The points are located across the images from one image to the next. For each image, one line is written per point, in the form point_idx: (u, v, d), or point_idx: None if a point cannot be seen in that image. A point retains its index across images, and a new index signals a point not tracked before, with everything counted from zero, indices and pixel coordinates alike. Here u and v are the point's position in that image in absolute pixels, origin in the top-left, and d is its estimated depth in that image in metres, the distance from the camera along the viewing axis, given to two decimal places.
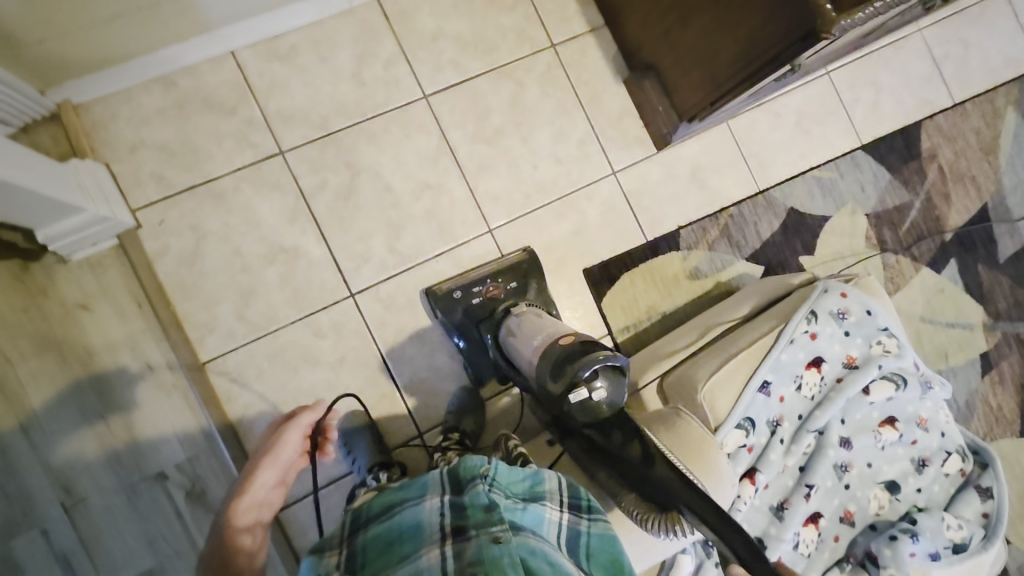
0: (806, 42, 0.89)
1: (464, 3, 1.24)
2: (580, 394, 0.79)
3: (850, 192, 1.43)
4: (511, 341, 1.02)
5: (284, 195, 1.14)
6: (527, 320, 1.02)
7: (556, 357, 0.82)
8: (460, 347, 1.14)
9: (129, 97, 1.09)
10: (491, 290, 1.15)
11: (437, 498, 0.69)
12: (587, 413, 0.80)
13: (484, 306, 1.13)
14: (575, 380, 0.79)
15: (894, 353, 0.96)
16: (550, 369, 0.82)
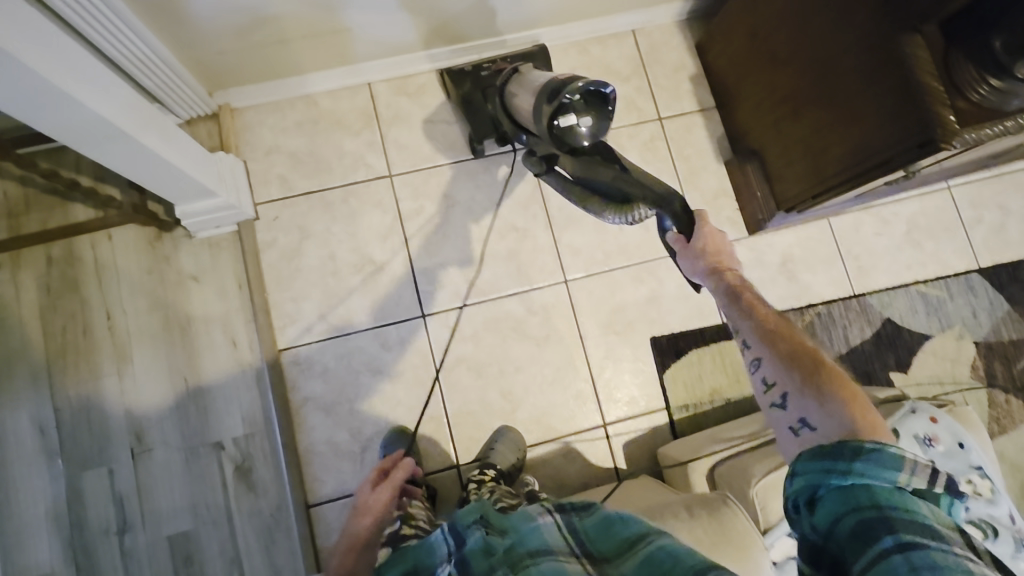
0: (921, 150, 0.87)
1: (582, 69, 1.32)
2: (568, 121, 0.84)
3: (959, 314, 1.31)
4: (510, 92, 1.05)
5: (385, 214, 1.24)
6: (530, 74, 1.01)
7: (551, 88, 0.86)
8: (468, 110, 1.22)
9: (277, 108, 1.24)
10: (498, 67, 1.21)
11: (444, 564, 0.62)
12: (572, 141, 0.85)
13: (491, 77, 1.21)
14: (563, 106, 0.83)
15: (985, 497, 0.87)
16: (543, 97, 0.87)
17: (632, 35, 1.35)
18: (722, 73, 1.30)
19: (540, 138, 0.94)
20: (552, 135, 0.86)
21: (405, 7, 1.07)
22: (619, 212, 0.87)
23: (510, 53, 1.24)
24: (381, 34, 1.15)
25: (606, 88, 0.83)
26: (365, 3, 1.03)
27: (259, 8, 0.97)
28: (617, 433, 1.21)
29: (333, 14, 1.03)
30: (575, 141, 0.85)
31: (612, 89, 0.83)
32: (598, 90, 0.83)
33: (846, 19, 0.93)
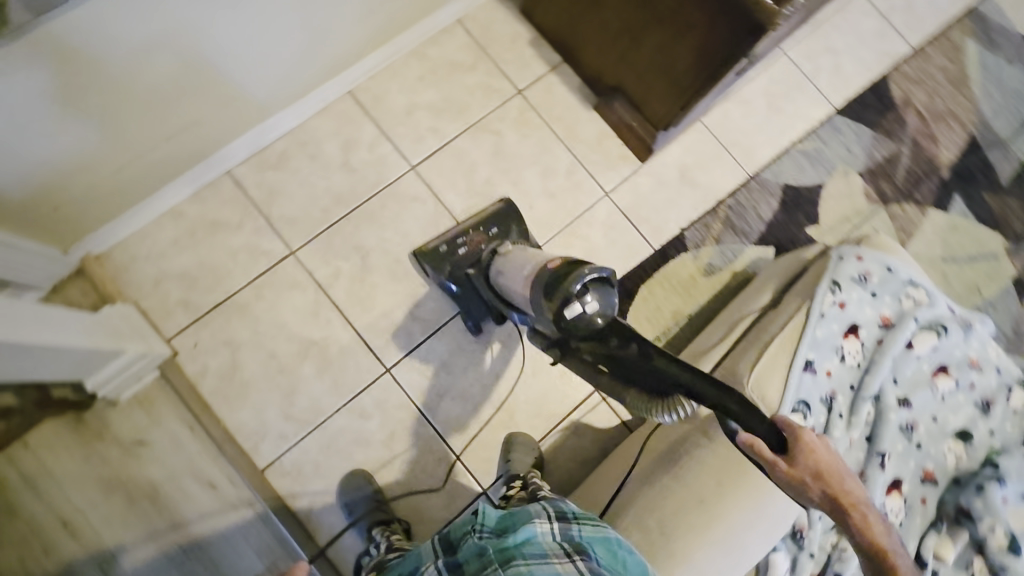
0: (754, 35, 0.95)
1: (429, 74, 1.31)
2: (575, 308, 0.77)
3: (838, 156, 1.45)
4: (500, 278, 1.06)
5: (305, 291, 1.19)
6: (514, 257, 1.05)
7: (548, 281, 0.83)
8: (453, 294, 1.18)
9: (144, 235, 1.15)
10: (475, 239, 1.18)
11: (433, 564, 0.67)
12: (587, 330, 0.77)
13: (468, 253, 1.17)
14: (568, 295, 0.78)
15: (925, 303, 0.97)
16: (544, 291, 0.82)
17: (460, 24, 1.35)
18: (556, 28, 1.33)
19: (547, 333, 0.86)
20: (560, 327, 0.79)
21: (234, 83, 1.02)
22: (663, 409, 0.71)
23: (476, 218, 1.22)
24: (220, 118, 1.08)
25: (608, 273, 0.80)
26: (193, 94, 0.97)
27: (86, 145, 0.89)
28: None
29: (165, 117, 0.97)
30: (590, 330, 0.77)
31: (610, 272, 0.81)
32: (601, 276, 0.80)
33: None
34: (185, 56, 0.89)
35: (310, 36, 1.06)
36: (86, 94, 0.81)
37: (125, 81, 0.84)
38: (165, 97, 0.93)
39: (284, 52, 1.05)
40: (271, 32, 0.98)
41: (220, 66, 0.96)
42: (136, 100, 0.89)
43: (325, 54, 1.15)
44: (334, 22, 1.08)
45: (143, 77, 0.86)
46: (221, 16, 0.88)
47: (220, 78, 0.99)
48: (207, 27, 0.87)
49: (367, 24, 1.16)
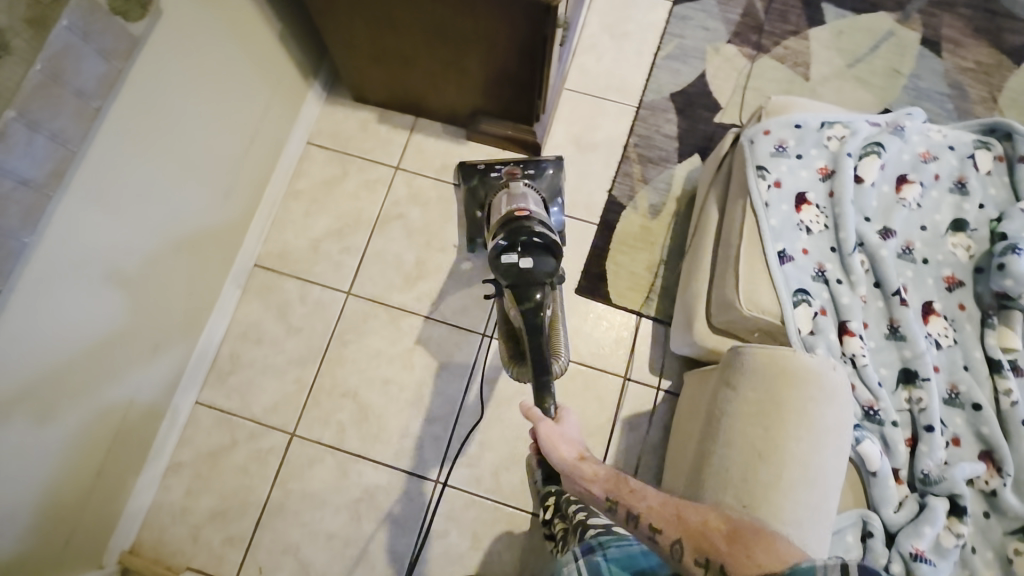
0: (549, 12, 0.94)
1: (313, 206, 1.33)
2: (513, 258, 0.83)
3: (700, 39, 1.42)
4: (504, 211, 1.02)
5: (324, 459, 1.18)
6: (523, 197, 1.01)
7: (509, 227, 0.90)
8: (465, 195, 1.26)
9: (161, 501, 1.15)
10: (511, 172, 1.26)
11: None
12: (510, 281, 0.83)
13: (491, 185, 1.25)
14: (514, 244, 0.85)
15: (848, 134, 0.94)
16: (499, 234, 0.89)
17: (311, 147, 1.37)
18: (391, 98, 1.34)
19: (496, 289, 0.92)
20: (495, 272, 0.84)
21: (153, 326, 1.05)
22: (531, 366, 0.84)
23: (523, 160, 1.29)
24: (157, 366, 1.09)
25: (557, 245, 0.86)
26: (124, 359, 1.00)
27: (59, 467, 0.91)
28: (638, 370, 1.23)
29: (114, 395, 0.99)
30: (521, 283, 0.83)
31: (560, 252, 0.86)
32: (555, 249, 0.86)
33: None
34: (96, 332, 0.92)
35: (187, 247, 1.09)
36: (63, 373, 0.87)
37: (65, 385, 0.88)
38: (103, 377, 0.96)
39: (175, 275, 1.07)
40: (156, 263, 1.01)
41: (132, 321, 0.99)
42: (84, 412, 0.93)
43: (209, 252, 1.16)
44: (199, 222, 1.10)
45: (77, 386, 0.91)
46: (106, 279, 0.91)
47: (138, 331, 1.01)
48: (100, 297, 0.91)
49: (229, 204, 1.18)
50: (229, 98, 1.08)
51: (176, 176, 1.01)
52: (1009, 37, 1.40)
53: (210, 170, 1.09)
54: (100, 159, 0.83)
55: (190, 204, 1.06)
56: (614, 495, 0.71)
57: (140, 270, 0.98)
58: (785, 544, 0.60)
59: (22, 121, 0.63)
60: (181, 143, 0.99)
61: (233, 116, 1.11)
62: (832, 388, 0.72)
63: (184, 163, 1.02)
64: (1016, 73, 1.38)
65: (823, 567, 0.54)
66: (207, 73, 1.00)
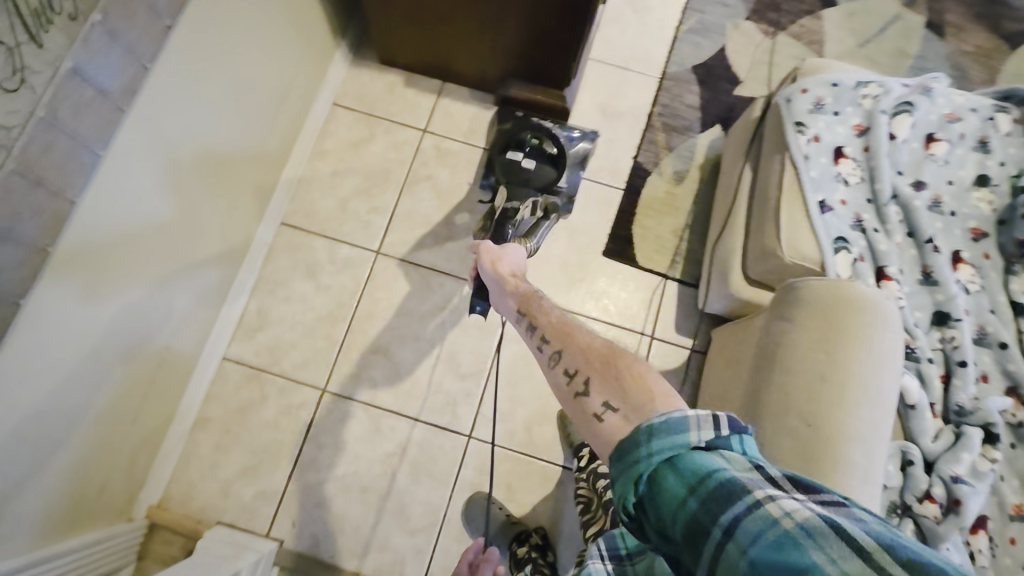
0: None
1: (341, 164, 1.32)
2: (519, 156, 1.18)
3: (720, 15, 1.47)
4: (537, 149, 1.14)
5: (356, 415, 1.17)
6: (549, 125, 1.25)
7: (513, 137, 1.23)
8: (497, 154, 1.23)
9: (188, 458, 1.13)
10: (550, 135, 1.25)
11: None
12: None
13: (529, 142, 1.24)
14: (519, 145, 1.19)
15: (882, 93, 0.99)
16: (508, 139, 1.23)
17: (338, 107, 1.35)
18: (420, 61, 1.34)
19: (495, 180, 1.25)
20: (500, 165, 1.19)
21: (188, 271, 1.02)
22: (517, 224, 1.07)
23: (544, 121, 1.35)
24: (194, 306, 1.07)
25: (565, 160, 0.92)
26: (169, 275, 0.97)
27: (99, 406, 0.88)
28: (666, 329, 1.25)
29: (150, 337, 0.97)
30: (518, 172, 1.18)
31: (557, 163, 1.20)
32: (558, 158, 0.92)
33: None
34: (145, 239, 0.89)
35: (223, 192, 1.07)
36: (113, 253, 0.82)
37: (119, 256, 0.84)
38: (143, 316, 0.93)
39: (216, 200, 1.06)
40: (194, 203, 0.99)
41: (170, 261, 0.96)
42: (131, 323, 0.91)
43: (243, 201, 1.14)
44: (235, 167, 1.08)
45: (128, 276, 0.87)
46: (152, 211, 0.89)
47: (175, 272, 0.99)
48: (146, 229, 0.88)
49: (262, 154, 1.16)
50: (268, 42, 1.06)
51: (220, 115, 0.99)
52: (1005, 24, 1.49)
53: (249, 114, 1.08)
54: (161, 84, 0.81)
55: (229, 148, 1.04)
56: (523, 307, 0.64)
57: (180, 207, 0.95)
58: (659, 380, 0.45)
59: (105, 27, 0.62)
60: (240, 60, 0.99)
61: (271, 63, 1.09)
62: (886, 314, 0.76)
63: (227, 103, 1.00)
64: (1013, 58, 1.46)
65: (693, 416, 0.40)
66: (252, 11, 0.98)
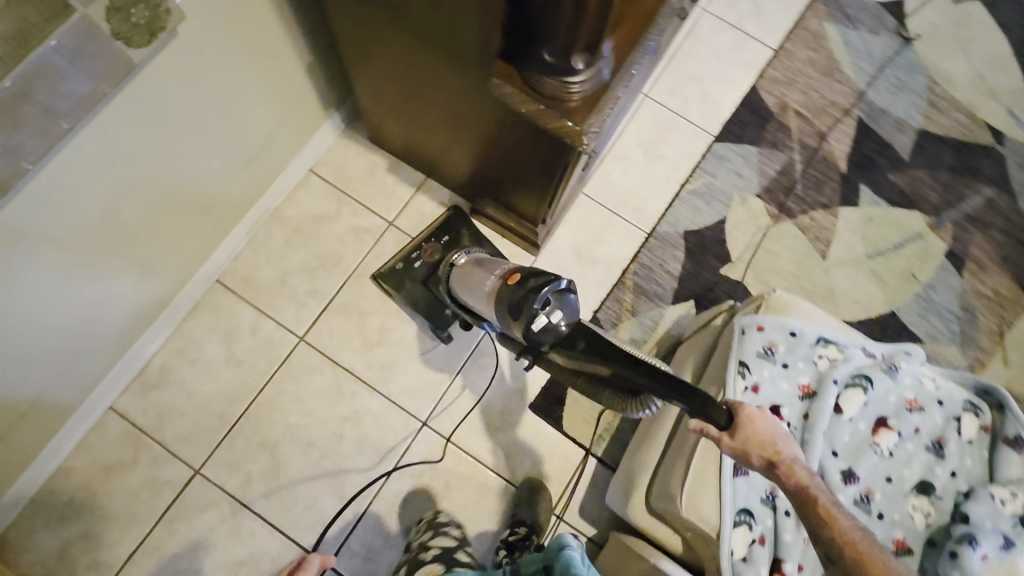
0: (568, 152, 0.86)
1: (294, 236, 1.27)
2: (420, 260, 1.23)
3: (731, 184, 1.38)
4: (461, 290, 1.07)
5: (219, 509, 1.11)
6: (470, 265, 1.09)
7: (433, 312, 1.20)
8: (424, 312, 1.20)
9: (37, 504, 1.08)
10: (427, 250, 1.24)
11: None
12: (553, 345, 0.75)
13: (424, 268, 1.22)
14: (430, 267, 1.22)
15: (841, 359, 0.90)
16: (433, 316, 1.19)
17: (313, 176, 1.31)
18: (405, 152, 1.28)
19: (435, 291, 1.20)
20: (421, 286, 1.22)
21: (85, 323, 0.98)
22: (611, 402, 0.68)
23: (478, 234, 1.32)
24: (86, 357, 1.03)
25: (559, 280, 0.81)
26: (51, 339, 0.93)
27: None
28: (567, 506, 1.17)
29: (14, 391, 0.92)
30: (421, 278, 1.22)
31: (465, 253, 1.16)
32: (568, 287, 0.81)
33: (440, 71, 0.90)
34: (15, 319, 0.84)
35: (150, 245, 1.02)
36: None
37: None
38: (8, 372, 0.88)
39: (134, 260, 1.01)
40: (107, 262, 0.95)
41: (61, 318, 0.92)
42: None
43: (176, 253, 1.10)
44: (169, 228, 1.04)
45: None
46: (47, 269, 0.85)
47: (68, 324, 0.95)
48: (32, 289, 0.84)
49: (205, 218, 1.12)
50: (232, 105, 1.01)
51: (155, 175, 0.95)
52: None
53: (194, 174, 1.03)
54: (69, 153, 0.77)
55: (165, 205, 1.00)
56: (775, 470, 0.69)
57: (86, 264, 0.91)
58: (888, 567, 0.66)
59: None
60: (180, 130, 0.94)
61: (234, 133, 1.06)
62: None
63: (167, 170, 0.96)
64: None
65: None
66: (213, 79, 0.94)
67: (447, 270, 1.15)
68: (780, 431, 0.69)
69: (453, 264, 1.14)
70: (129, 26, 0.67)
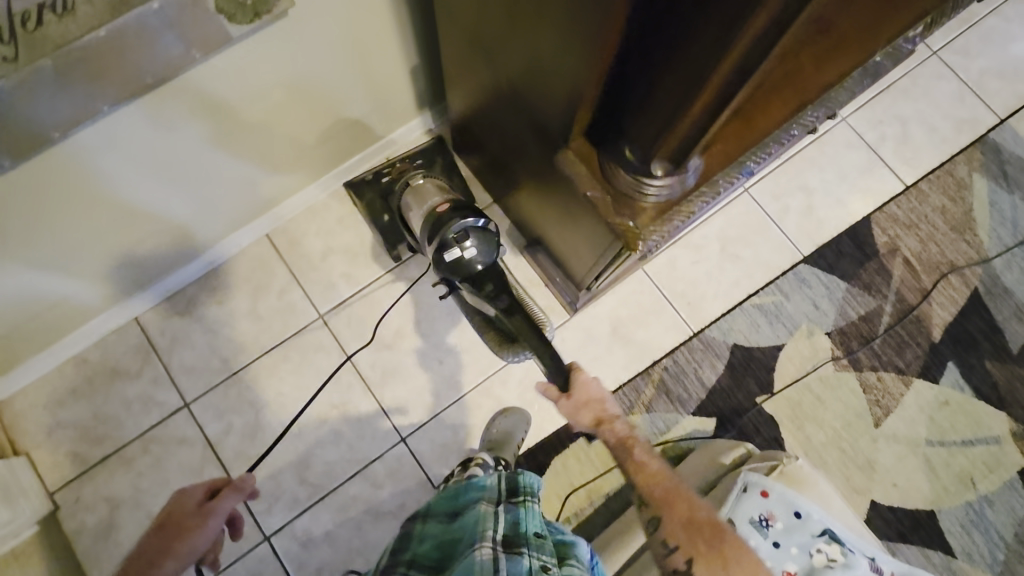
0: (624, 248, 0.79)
1: (350, 216, 1.27)
2: (388, 174, 1.24)
3: (802, 311, 1.27)
4: (407, 204, 1.05)
5: (193, 447, 1.16)
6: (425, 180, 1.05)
7: (388, 228, 1.22)
8: (379, 224, 1.23)
9: (46, 382, 1.16)
10: (397, 168, 1.23)
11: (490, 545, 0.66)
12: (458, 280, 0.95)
13: (389, 181, 1.23)
14: (392, 180, 1.22)
15: (839, 561, 0.84)
16: (385, 229, 1.22)
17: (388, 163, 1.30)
18: (480, 172, 1.25)
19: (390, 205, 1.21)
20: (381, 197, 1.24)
21: (155, 230, 1.05)
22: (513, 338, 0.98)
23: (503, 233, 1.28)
24: (153, 259, 1.11)
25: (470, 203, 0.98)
26: (115, 237, 1.00)
27: None
28: None
29: (66, 262, 0.97)
30: (383, 190, 1.23)
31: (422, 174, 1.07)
32: (490, 230, 0.94)
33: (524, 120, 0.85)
34: (98, 208, 0.92)
35: (233, 180, 1.07)
36: (50, 219, 0.87)
37: (39, 233, 0.88)
38: (72, 242, 0.94)
39: (216, 188, 1.06)
40: (196, 171, 0.99)
41: (134, 222, 1.00)
42: (33, 270, 0.93)
43: (253, 194, 1.15)
44: (247, 171, 1.08)
45: (53, 235, 0.90)
46: (142, 177, 0.92)
47: (135, 227, 1.01)
48: (122, 186, 0.91)
49: (290, 167, 1.15)
50: (355, 77, 1.04)
51: (261, 122, 0.99)
52: None
53: (296, 130, 1.07)
54: (194, 84, 0.83)
55: (260, 150, 1.05)
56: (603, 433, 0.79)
57: (173, 184, 0.98)
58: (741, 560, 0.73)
59: (53, 71, 0.60)
60: (298, 88, 0.98)
61: (339, 106, 1.08)
62: None
63: (275, 118, 1.00)
64: None
65: None
66: (343, 53, 0.97)
67: (400, 189, 1.07)
68: (606, 394, 0.81)
69: (406, 186, 1.06)
70: (235, 5, 0.68)
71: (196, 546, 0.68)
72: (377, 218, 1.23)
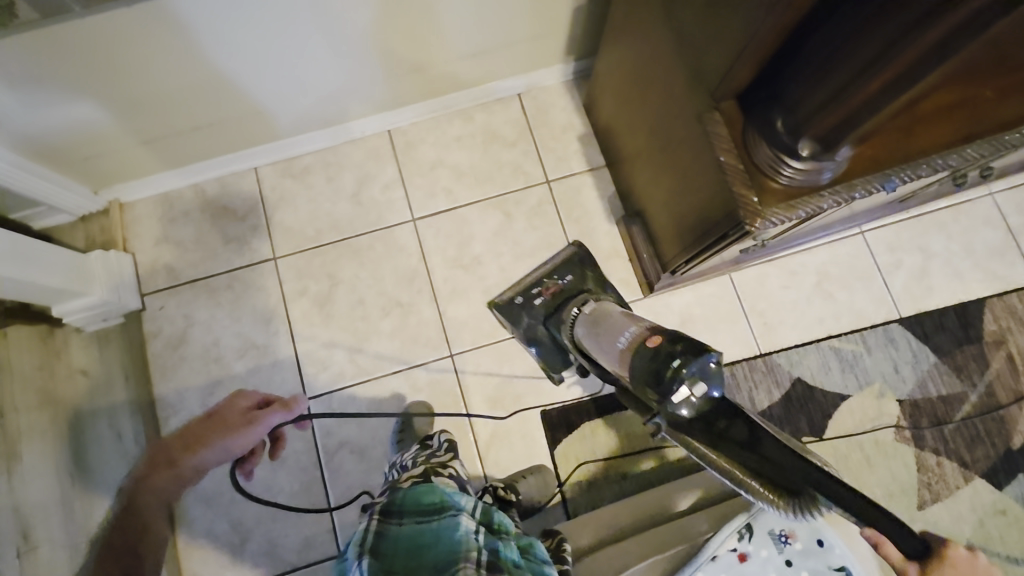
0: (734, 225, 0.80)
1: (469, 137, 1.32)
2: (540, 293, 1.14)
3: (880, 370, 1.21)
4: (591, 344, 0.92)
5: (269, 297, 1.25)
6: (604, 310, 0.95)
7: (530, 328, 1.13)
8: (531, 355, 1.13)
9: (166, 198, 1.27)
10: (548, 287, 1.15)
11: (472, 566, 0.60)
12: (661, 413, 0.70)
13: (545, 304, 1.13)
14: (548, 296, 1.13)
15: None
16: (530, 336, 1.13)
17: (518, 100, 1.33)
18: (603, 133, 1.27)
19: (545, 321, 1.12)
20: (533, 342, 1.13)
21: (267, 99, 1.10)
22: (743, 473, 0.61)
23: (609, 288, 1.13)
24: (265, 124, 1.18)
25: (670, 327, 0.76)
26: (230, 97, 1.06)
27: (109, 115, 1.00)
28: None
29: (168, 113, 1.05)
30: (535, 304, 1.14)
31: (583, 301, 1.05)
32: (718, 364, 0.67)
33: (673, 83, 0.86)
34: (221, 68, 0.98)
35: (352, 75, 1.11)
36: (179, 62, 0.94)
37: (163, 74, 0.95)
38: (196, 87, 1.00)
39: (335, 77, 1.10)
40: (318, 56, 1.03)
41: (252, 87, 1.05)
42: (162, 100, 1.01)
43: (372, 92, 1.19)
44: (371, 71, 1.12)
45: (177, 80, 0.97)
46: (271, 47, 0.97)
47: (248, 95, 1.07)
48: (244, 54, 0.97)
49: (396, 79, 1.17)
50: (500, 7, 1.05)
51: (393, 27, 1.02)
52: None
53: (428, 45, 1.10)
54: None
55: (386, 54, 1.08)
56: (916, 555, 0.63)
57: (295, 61, 1.02)
58: None
59: None
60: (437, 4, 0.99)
61: (476, 32, 1.10)
62: None
63: (407, 28, 1.03)
64: None
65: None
66: None
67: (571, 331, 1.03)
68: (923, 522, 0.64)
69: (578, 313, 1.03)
70: None
71: (241, 445, 0.73)
72: (527, 318, 1.14)
